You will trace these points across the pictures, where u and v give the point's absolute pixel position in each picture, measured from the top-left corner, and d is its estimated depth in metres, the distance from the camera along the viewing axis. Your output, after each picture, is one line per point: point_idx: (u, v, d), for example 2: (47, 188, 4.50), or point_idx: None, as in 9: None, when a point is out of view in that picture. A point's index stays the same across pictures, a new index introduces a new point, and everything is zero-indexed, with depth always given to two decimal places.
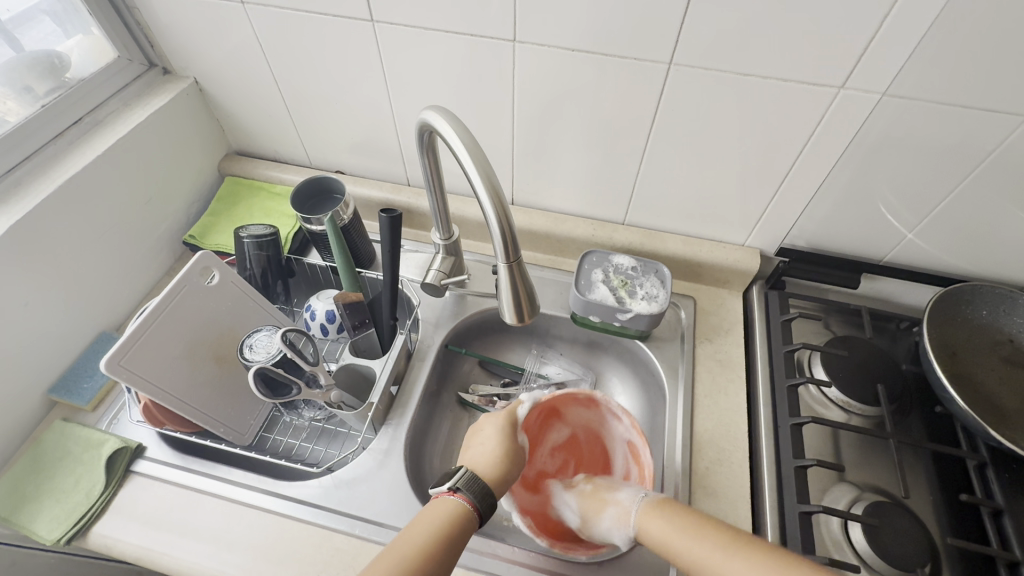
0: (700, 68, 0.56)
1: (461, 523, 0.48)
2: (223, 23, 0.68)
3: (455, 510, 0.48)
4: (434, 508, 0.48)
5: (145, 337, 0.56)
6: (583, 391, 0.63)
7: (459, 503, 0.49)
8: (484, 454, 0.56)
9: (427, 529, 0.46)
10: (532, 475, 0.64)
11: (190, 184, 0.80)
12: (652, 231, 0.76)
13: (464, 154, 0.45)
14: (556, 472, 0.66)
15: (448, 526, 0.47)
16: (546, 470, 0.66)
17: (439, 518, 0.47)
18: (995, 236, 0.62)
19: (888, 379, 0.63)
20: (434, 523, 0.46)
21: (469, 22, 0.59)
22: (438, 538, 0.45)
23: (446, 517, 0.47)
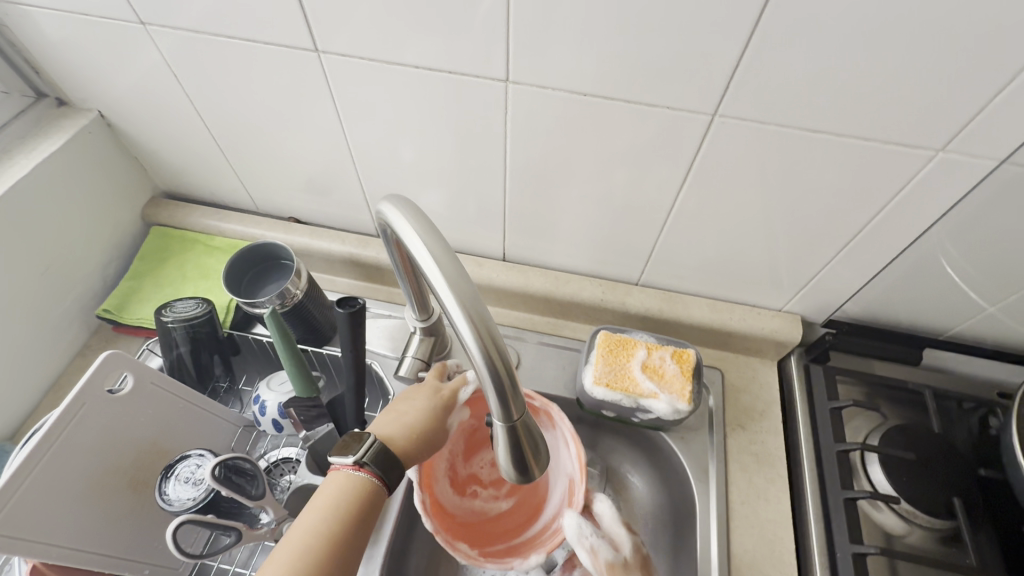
0: (754, 120, 0.43)
1: (366, 498, 0.39)
2: (128, 47, 0.52)
3: (358, 485, 0.39)
4: (336, 482, 0.39)
5: (29, 481, 0.42)
6: (537, 400, 0.54)
7: (365, 478, 0.40)
8: (403, 419, 0.46)
9: (332, 505, 0.38)
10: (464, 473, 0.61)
11: (104, 240, 0.65)
12: (672, 292, 0.64)
13: (437, 277, 0.31)
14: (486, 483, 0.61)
15: (354, 501, 0.38)
16: (478, 476, 0.61)
17: (341, 493, 0.39)
18: None
19: (963, 486, 0.53)
20: (334, 500, 0.38)
21: (448, 54, 0.44)
22: (343, 518, 0.37)
23: (347, 493, 0.38)
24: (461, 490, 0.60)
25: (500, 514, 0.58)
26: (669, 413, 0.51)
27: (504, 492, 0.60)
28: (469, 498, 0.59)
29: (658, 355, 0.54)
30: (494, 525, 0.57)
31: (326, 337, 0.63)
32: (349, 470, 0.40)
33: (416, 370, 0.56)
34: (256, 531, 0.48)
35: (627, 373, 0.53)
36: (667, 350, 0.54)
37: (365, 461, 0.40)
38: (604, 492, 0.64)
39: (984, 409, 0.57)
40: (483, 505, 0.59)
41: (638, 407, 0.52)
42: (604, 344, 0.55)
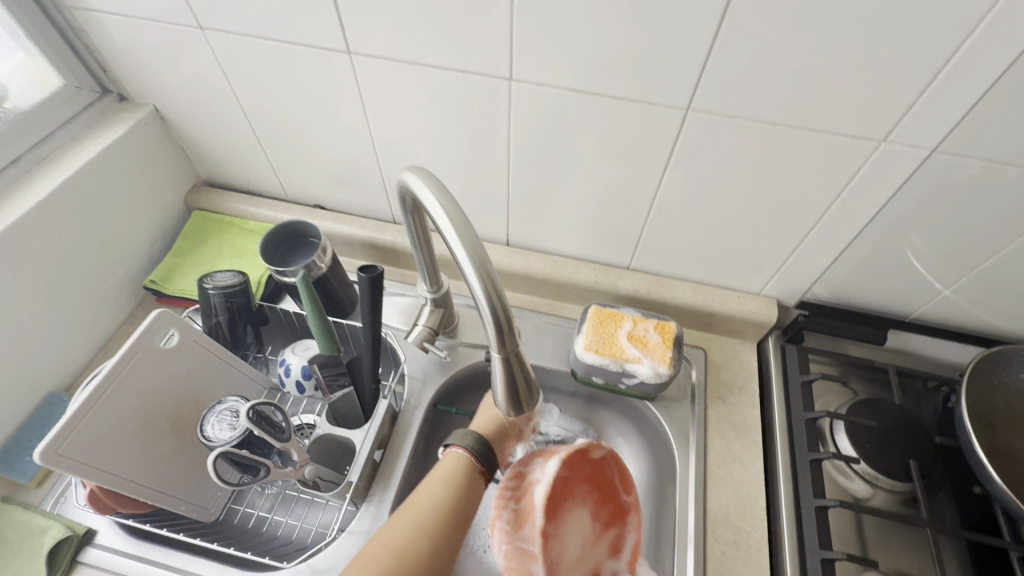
0: (722, 114, 0.50)
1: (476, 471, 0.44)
2: (185, 48, 0.60)
3: (467, 464, 0.44)
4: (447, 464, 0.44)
5: (92, 414, 0.49)
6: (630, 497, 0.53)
7: (472, 458, 0.44)
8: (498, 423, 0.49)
9: (445, 485, 0.42)
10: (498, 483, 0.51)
11: (152, 221, 0.73)
12: (660, 277, 0.70)
13: (448, 228, 0.38)
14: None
15: (464, 483, 0.43)
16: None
17: (454, 470, 0.44)
18: None
19: (919, 451, 0.58)
20: (449, 476, 0.43)
21: (460, 55, 0.52)
22: (453, 499, 0.42)
23: (459, 473, 0.43)
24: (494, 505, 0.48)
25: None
26: (651, 377, 0.57)
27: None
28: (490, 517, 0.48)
29: (643, 327, 0.60)
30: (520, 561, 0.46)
31: (345, 310, 0.70)
32: (460, 450, 0.45)
33: (424, 339, 0.62)
34: (281, 468, 0.54)
35: (614, 341, 0.59)
36: (651, 322, 0.61)
37: (471, 441, 0.45)
38: None
39: (946, 388, 0.62)
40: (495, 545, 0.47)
41: (623, 372, 0.58)
42: (595, 317, 0.61)
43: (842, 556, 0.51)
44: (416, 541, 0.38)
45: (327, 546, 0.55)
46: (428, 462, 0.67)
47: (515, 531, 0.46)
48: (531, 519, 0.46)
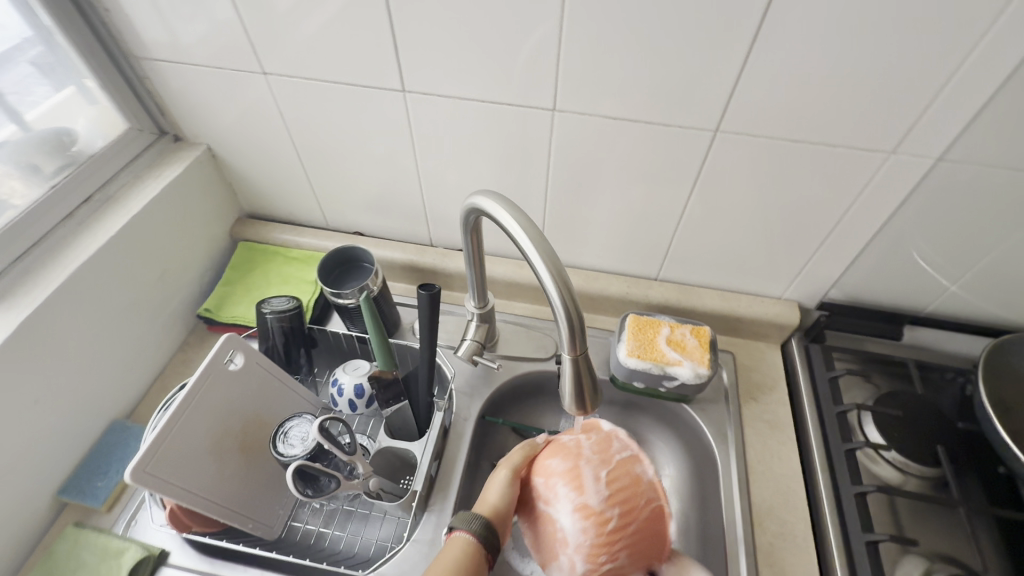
0: (747, 134, 0.55)
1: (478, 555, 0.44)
2: (243, 90, 0.65)
3: (470, 549, 0.44)
4: (455, 551, 0.44)
5: (173, 435, 0.52)
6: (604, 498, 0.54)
7: (474, 543, 0.45)
8: (501, 496, 0.49)
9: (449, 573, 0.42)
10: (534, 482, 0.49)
11: (203, 253, 0.77)
12: (687, 286, 0.75)
13: (524, 242, 0.42)
14: (533, 539, 0.48)
15: (470, 569, 0.43)
16: (528, 509, 0.49)
17: (459, 554, 0.44)
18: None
19: (944, 437, 0.62)
20: (453, 565, 0.43)
21: (506, 89, 0.58)
22: None
23: (464, 559, 0.44)
24: (573, 462, 0.46)
25: (585, 535, 0.43)
26: (692, 377, 0.61)
27: (545, 551, 0.46)
28: (571, 473, 0.46)
29: (680, 332, 0.65)
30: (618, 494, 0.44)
31: (392, 331, 0.74)
32: (463, 533, 0.45)
33: (472, 352, 0.65)
34: (351, 480, 0.56)
35: (655, 346, 0.63)
36: (686, 327, 0.65)
37: (474, 525, 0.45)
38: None
39: (962, 378, 0.67)
40: (598, 477, 0.45)
41: (665, 374, 0.61)
42: (634, 325, 0.66)
43: (885, 538, 0.54)
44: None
45: (393, 555, 0.58)
46: (479, 474, 0.70)
47: (605, 452, 0.46)
48: (611, 436, 0.48)
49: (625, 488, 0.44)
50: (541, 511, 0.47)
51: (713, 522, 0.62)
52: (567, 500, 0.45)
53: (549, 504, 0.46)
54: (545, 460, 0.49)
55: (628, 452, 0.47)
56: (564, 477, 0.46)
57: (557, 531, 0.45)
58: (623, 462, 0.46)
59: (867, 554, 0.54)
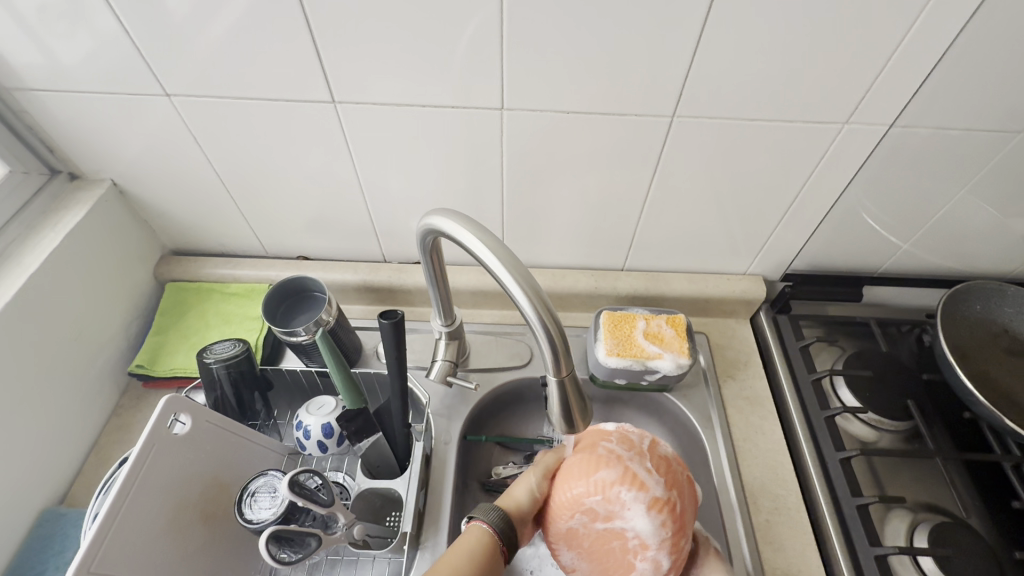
0: (704, 116, 0.54)
1: (493, 548, 0.46)
2: (145, 115, 0.57)
3: (487, 541, 0.46)
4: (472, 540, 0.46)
5: (119, 524, 0.45)
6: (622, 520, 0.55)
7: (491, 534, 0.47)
8: (518, 496, 0.51)
9: (465, 560, 0.44)
10: (586, 505, 0.48)
11: (125, 301, 0.68)
12: (654, 273, 0.73)
13: (494, 263, 0.39)
14: (592, 555, 0.48)
15: (486, 559, 0.45)
16: (578, 531, 0.48)
17: (475, 545, 0.46)
18: (968, 241, 0.67)
19: (912, 390, 0.64)
20: (468, 553, 0.45)
21: (449, 92, 0.53)
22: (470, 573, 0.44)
23: (480, 548, 0.46)
24: (622, 467, 0.48)
25: (662, 529, 0.46)
26: (674, 369, 0.60)
27: (616, 561, 0.47)
28: (628, 479, 0.47)
29: (656, 324, 0.63)
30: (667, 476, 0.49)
31: (355, 360, 0.69)
32: (479, 525, 0.47)
33: (446, 373, 0.61)
34: (332, 535, 0.52)
35: (633, 342, 0.62)
36: (662, 318, 0.64)
37: (491, 517, 0.48)
38: None
39: (918, 329, 0.70)
40: (649, 470, 0.48)
41: (646, 369, 0.60)
42: (609, 322, 0.64)
43: (874, 500, 0.56)
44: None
45: None
46: (468, 496, 0.66)
47: (634, 447, 0.50)
48: (622, 432, 0.52)
49: (669, 470, 0.49)
50: (603, 528, 0.47)
51: (709, 508, 0.62)
52: (637, 502, 0.46)
53: (615, 516, 0.47)
54: (585, 479, 0.48)
55: (645, 438, 0.51)
56: (623, 484, 0.47)
57: (633, 538, 0.46)
58: (652, 448, 0.50)
59: (859, 519, 0.55)
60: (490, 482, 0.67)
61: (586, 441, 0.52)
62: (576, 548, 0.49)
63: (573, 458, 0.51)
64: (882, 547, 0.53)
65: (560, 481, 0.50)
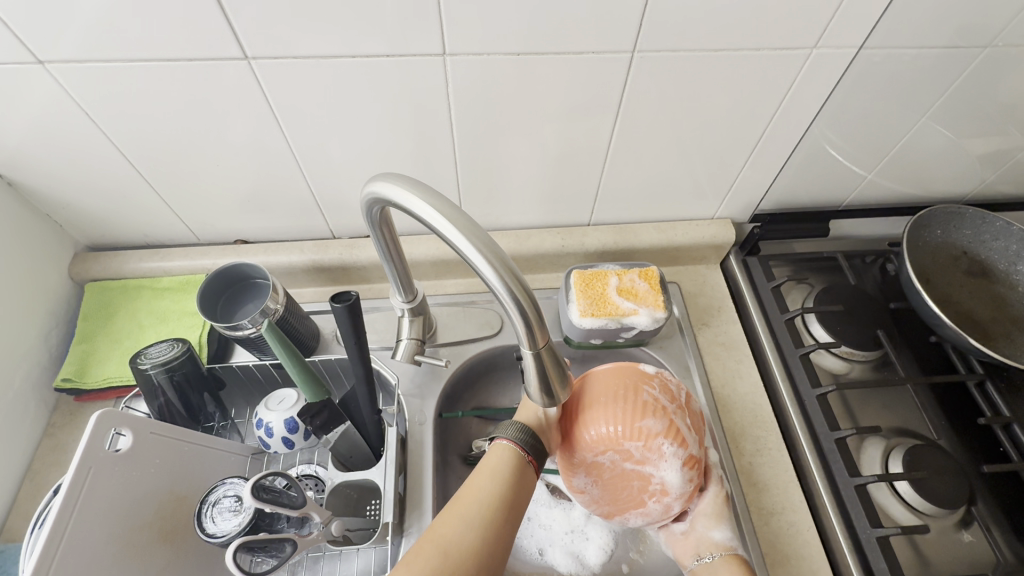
0: (667, 50, 0.49)
1: (522, 461, 0.46)
2: (18, 90, 0.48)
3: (513, 455, 0.46)
4: (500, 456, 0.47)
5: (62, 557, 0.40)
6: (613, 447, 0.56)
7: (518, 449, 0.47)
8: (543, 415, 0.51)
9: (493, 479, 0.45)
10: (623, 446, 0.47)
11: (38, 310, 0.60)
12: (621, 225, 0.70)
13: (449, 229, 0.34)
14: (608, 486, 0.50)
15: (513, 474, 0.46)
16: (604, 466, 0.49)
17: (503, 461, 0.47)
18: (928, 166, 0.67)
19: (880, 320, 0.65)
20: (495, 470, 0.46)
21: (381, 39, 0.46)
22: (500, 493, 0.44)
23: (508, 465, 0.46)
24: (666, 421, 0.48)
25: (687, 482, 0.48)
26: (650, 324, 0.58)
27: (629, 495, 0.49)
28: (671, 433, 0.48)
29: (629, 278, 0.61)
30: (699, 433, 0.50)
31: (313, 347, 0.64)
32: (505, 441, 0.47)
33: (413, 352, 0.57)
34: (308, 536, 0.48)
35: (607, 299, 0.59)
36: (634, 272, 0.61)
37: (514, 432, 0.48)
38: None
39: (882, 258, 0.70)
40: (689, 428, 0.49)
41: (622, 326, 0.58)
42: (580, 281, 0.61)
43: (852, 432, 0.56)
44: (459, 537, 0.41)
45: None
46: (450, 473, 0.64)
47: (675, 400, 0.50)
48: (662, 379, 0.52)
49: (699, 427, 0.51)
50: (632, 468, 0.48)
51: None
52: (675, 457, 0.47)
53: (648, 463, 0.48)
54: (629, 423, 0.47)
55: (681, 392, 0.52)
56: (666, 437, 0.47)
57: (656, 483, 0.48)
58: (688, 404, 0.51)
59: (838, 451, 0.55)
60: (471, 458, 0.65)
61: (627, 379, 0.50)
62: (594, 476, 0.50)
63: (614, 396, 0.49)
64: (862, 476, 0.53)
65: (594, 416, 0.49)
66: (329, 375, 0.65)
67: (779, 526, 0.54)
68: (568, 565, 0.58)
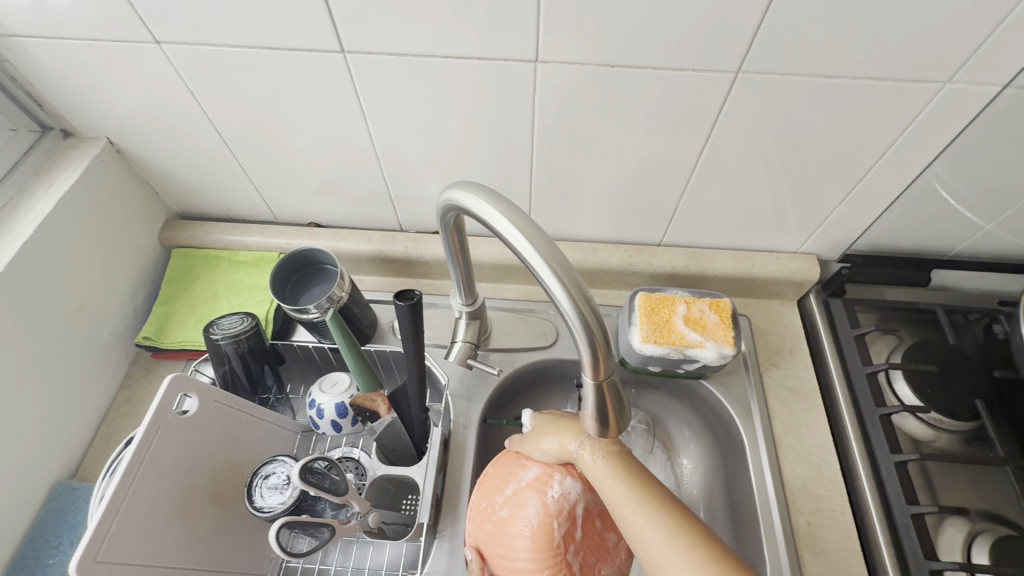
0: (775, 73, 0.45)
1: None
2: (136, 66, 0.51)
3: None
4: None
5: (126, 508, 0.43)
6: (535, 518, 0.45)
7: None
8: None
9: None
10: (557, 537, 0.42)
11: (130, 268, 0.65)
12: (694, 249, 0.67)
13: (525, 247, 0.33)
14: (601, 558, 0.44)
15: None
16: (577, 563, 0.43)
17: None
18: None
19: (980, 389, 0.58)
20: None
21: (473, 39, 0.46)
22: None
23: None
24: (530, 488, 0.44)
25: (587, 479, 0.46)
26: (716, 359, 0.54)
27: (608, 534, 0.45)
28: (533, 484, 0.44)
29: (698, 308, 0.58)
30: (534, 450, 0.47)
31: (369, 335, 0.65)
32: None
33: (466, 355, 0.57)
34: (347, 525, 0.49)
35: (671, 327, 0.56)
36: (705, 302, 0.58)
37: None
38: (654, 446, 0.66)
39: (988, 319, 0.63)
40: (528, 465, 0.46)
41: (685, 358, 0.55)
42: (645, 304, 0.58)
43: (933, 510, 0.50)
44: None
45: None
46: None
47: (505, 474, 0.46)
48: (486, 479, 0.47)
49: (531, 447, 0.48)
50: (578, 531, 0.44)
51: (741, 504, 0.58)
52: (564, 481, 0.45)
53: (570, 514, 0.44)
54: (530, 534, 0.42)
55: (493, 463, 0.48)
56: (544, 495, 0.44)
57: (589, 506, 0.45)
58: (498, 459, 0.48)
59: (913, 528, 0.50)
60: None
61: (480, 514, 0.45)
62: (595, 568, 0.44)
63: (495, 537, 0.44)
64: (939, 561, 0.48)
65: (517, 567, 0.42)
66: (381, 365, 0.66)
67: None
68: None
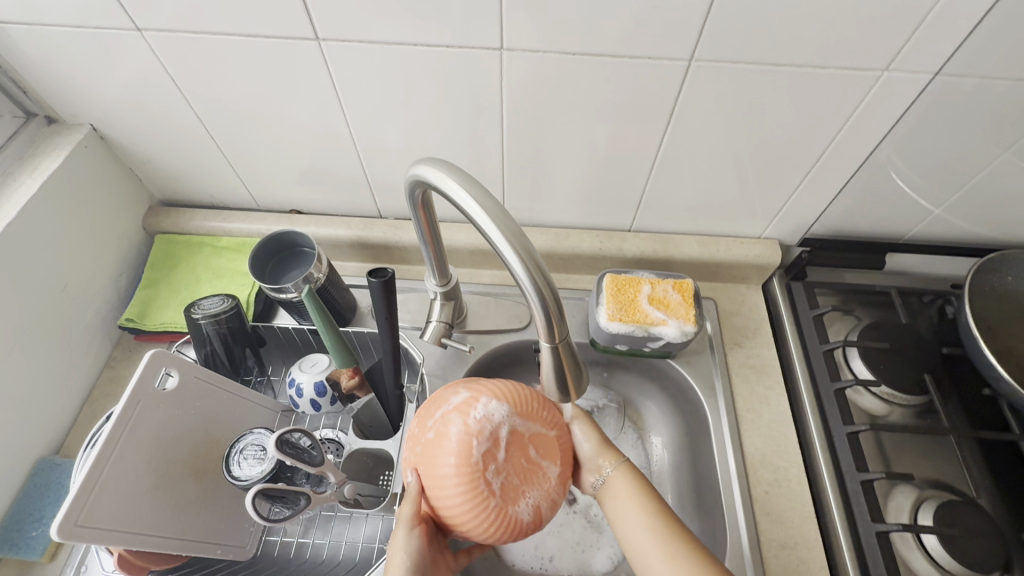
0: (726, 61, 0.48)
1: None
2: (118, 55, 0.53)
3: None
4: None
5: (106, 475, 0.44)
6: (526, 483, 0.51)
7: None
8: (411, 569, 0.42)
9: None
10: (476, 456, 0.41)
11: (114, 253, 0.66)
12: (662, 234, 0.69)
13: (482, 218, 0.35)
14: (528, 482, 0.43)
15: None
16: (499, 488, 0.42)
17: None
18: (1004, 208, 0.62)
19: (929, 364, 0.61)
20: None
21: (441, 28, 0.48)
22: None
23: None
24: (454, 411, 0.44)
25: (515, 402, 0.45)
26: (678, 336, 0.57)
27: (536, 457, 0.44)
28: (458, 406, 0.44)
29: (662, 288, 0.60)
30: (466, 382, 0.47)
31: (348, 318, 0.67)
32: None
33: (441, 334, 0.59)
34: (322, 494, 0.51)
35: (636, 306, 0.59)
36: (669, 282, 0.61)
37: None
38: (625, 424, 0.69)
39: (941, 300, 0.66)
40: (457, 391, 0.46)
41: (649, 335, 0.58)
42: (612, 285, 0.61)
43: (880, 476, 0.53)
44: None
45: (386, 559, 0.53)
46: None
47: (435, 403, 0.46)
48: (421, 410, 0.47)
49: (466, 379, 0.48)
50: (500, 453, 0.42)
51: (704, 477, 0.60)
52: (488, 404, 0.44)
53: (494, 437, 0.43)
54: (451, 453, 0.42)
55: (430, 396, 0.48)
56: (468, 417, 0.43)
57: (514, 429, 0.44)
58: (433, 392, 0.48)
59: (863, 494, 0.53)
60: None
61: (412, 440, 0.45)
62: (523, 492, 0.43)
63: (423, 463, 0.43)
64: (885, 523, 0.51)
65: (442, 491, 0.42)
66: (360, 347, 0.68)
67: (788, 561, 0.52)
68: (572, 567, 0.59)
